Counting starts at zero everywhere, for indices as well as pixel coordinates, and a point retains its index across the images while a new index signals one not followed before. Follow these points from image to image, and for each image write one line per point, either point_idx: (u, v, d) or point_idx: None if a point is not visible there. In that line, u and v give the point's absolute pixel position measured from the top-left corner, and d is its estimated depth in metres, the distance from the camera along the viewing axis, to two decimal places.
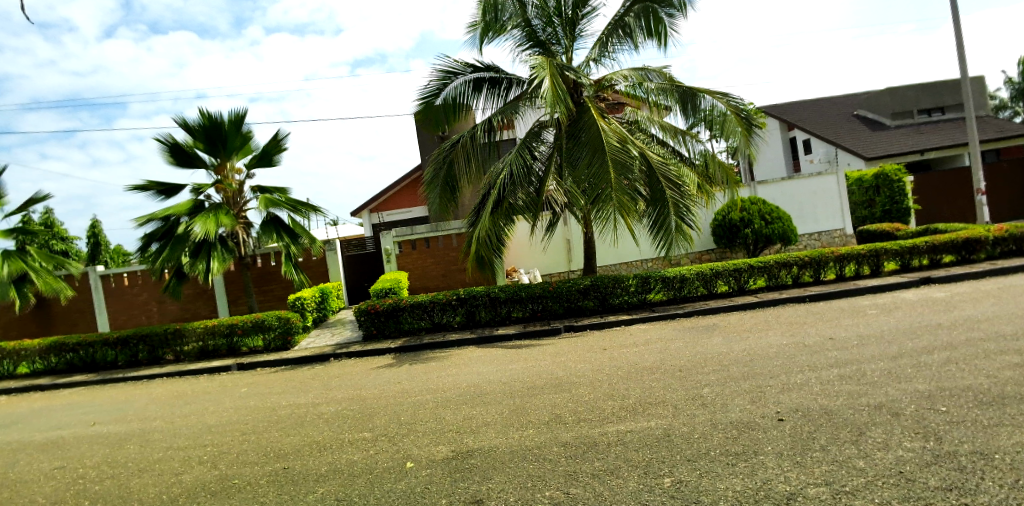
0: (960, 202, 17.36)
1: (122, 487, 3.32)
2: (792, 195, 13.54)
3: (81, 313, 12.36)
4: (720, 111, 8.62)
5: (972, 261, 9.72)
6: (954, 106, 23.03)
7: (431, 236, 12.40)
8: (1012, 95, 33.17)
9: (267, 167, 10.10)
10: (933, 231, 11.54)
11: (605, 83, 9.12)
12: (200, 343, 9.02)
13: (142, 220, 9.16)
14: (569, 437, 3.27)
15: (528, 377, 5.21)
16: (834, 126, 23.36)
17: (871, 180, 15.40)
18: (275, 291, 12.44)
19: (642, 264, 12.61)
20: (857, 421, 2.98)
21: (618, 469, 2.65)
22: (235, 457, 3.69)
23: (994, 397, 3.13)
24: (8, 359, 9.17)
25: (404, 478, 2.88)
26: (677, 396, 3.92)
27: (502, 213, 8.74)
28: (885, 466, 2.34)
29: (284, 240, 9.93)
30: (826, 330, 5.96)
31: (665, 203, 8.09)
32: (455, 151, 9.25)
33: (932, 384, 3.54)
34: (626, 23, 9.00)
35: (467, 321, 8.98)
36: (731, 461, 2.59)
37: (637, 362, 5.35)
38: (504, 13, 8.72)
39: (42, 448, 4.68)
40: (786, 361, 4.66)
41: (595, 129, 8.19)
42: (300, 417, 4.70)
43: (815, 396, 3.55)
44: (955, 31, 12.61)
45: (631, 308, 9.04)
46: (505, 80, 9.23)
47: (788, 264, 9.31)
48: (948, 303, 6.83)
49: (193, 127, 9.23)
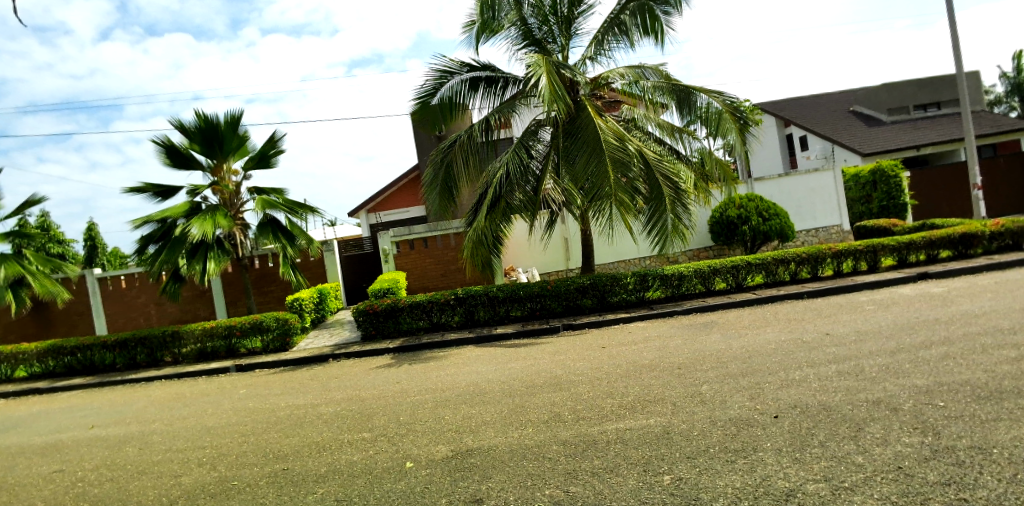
0: (957, 197, 17.41)
1: (121, 490, 3.31)
2: (789, 192, 13.57)
3: (78, 316, 12.33)
4: (716, 109, 8.60)
5: (969, 256, 9.74)
6: (951, 101, 23.10)
7: (429, 236, 12.38)
8: (1008, 90, 33.27)
9: (265, 168, 10.09)
10: (930, 226, 11.57)
11: (602, 81, 9.13)
12: (199, 345, 9.00)
13: (139, 222, 9.15)
14: (569, 435, 3.27)
15: (527, 376, 5.21)
16: (831, 122, 23.40)
17: (869, 176, 15.44)
18: (274, 292, 12.42)
19: (640, 262, 12.62)
20: (856, 416, 2.99)
21: (617, 467, 2.65)
22: (234, 459, 3.68)
23: (992, 392, 3.14)
24: (6, 362, 9.14)
25: (404, 478, 2.87)
26: (676, 394, 3.92)
27: (499, 212, 8.74)
28: (884, 461, 2.35)
29: (281, 241, 9.90)
30: (824, 326, 5.98)
31: (662, 200, 8.08)
32: (453, 150, 9.25)
33: (931, 379, 3.55)
34: (622, 21, 8.99)
35: (466, 321, 8.98)
36: (730, 458, 2.59)
37: (635, 360, 5.35)
38: (501, 11, 8.71)
39: (40, 451, 4.67)
40: (784, 357, 4.67)
41: (593, 128, 8.18)
42: (299, 418, 4.69)
43: (814, 392, 3.55)
44: (951, 26, 12.63)
45: (630, 306, 9.05)
46: (502, 79, 9.22)
47: (786, 260, 9.35)
48: (945, 298, 6.84)
49: (189, 128, 9.20)
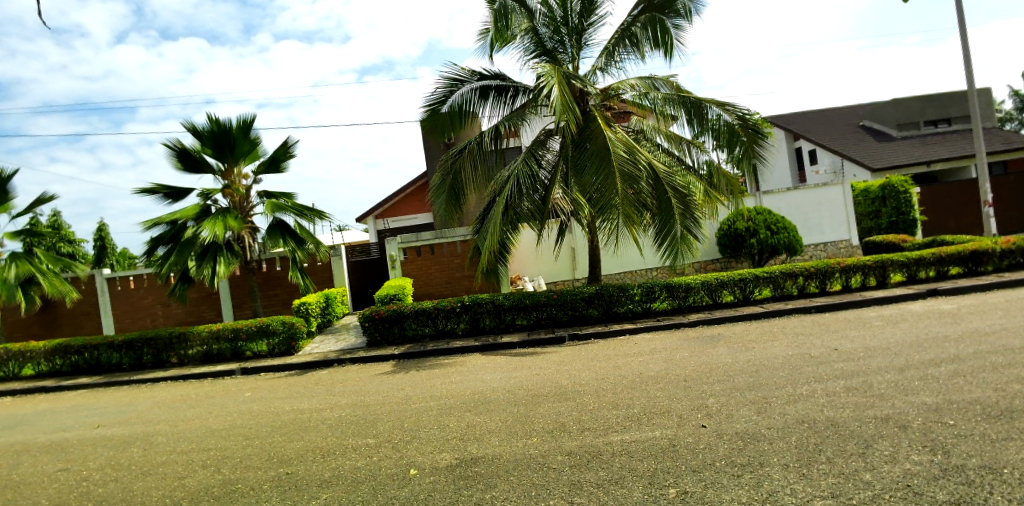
0: (968, 214, 17.28)
1: (126, 489, 3.34)
2: (797, 205, 13.53)
3: (86, 315, 12.45)
4: (725, 122, 8.64)
5: (979, 273, 9.67)
6: (961, 118, 23.06)
7: (436, 243, 12.41)
8: (1019, 107, 33.28)
9: (275, 173, 10.21)
10: (940, 242, 11.51)
11: (611, 92, 9.27)
12: (204, 348, 9.04)
13: (149, 224, 9.26)
14: (573, 446, 3.26)
15: (531, 386, 5.19)
16: (840, 137, 23.38)
17: (877, 191, 15.34)
18: (280, 295, 12.49)
19: (646, 274, 12.59)
20: (864, 433, 2.97)
21: (623, 479, 2.64)
22: (239, 462, 3.70)
23: (1002, 411, 3.12)
24: (14, 360, 9.23)
25: (408, 484, 2.88)
26: (681, 406, 3.91)
27: (508, 221, 8.77)
28: (893, 479, 2.33)
29: (291, 244, 9.98)
30: (831, 341, 5.92)
31: (671, 213, 8.09)
32: (462, 158, 9.28)
33: (940, 397, 3.52)
34: (633, 33, 9.03)
35: (471, 329, 8.98)
36: (737, 472, 2.58)
37: (641, 372, 5.32)
38: (513, 22, 8.80)
39: (45, 450, 4.70)
40: (791, 372, 4.63)
41: (602, 139, 8.20)
42: (302, 423, 4.70)
43: (820, 408, 3.53)
44: (962, 42, 12.63)
45: (636, 317, 9.03)
46: (512, 88, 9.32)
47: (793, 274, 9.29)
48: (955, 315, 6.78)
49: (202, 131, 9.35)
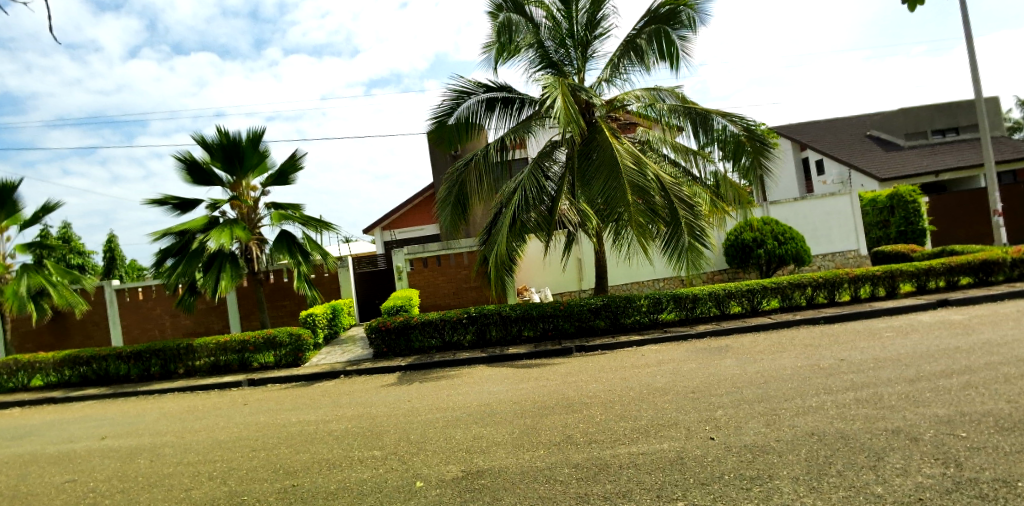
0: (978, 224, 17.14)
1: (133, 501, 3.36)
2: (804, 216, 13.48)
3: (95, 325, 12.56)
4: (732, 133, 8.62)
5: (990, 283, 9.55)
6: (969, 127, 23.08)
7: (442, 254, 12.43)
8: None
9: (283, 185, 10.31)
10: (949, 253, 11.40)
11: (617, 103, 9.29)
12: (212, 359, 9.08)
13: (158, 235, 9.36)
14: (581, 458, 3.24)
15: (537, 398, 5.16)
16: (848, 147, 23.28)
17: (886, 200, 15.20)
18: (288, 307, 12.58)
19: (654, 284, 12.58)
20: (875, 445, 2.93)
21: (631, 492, 2.62)
22: (245, 474, 3.70)
23: (1015, 423, 3.07)
24: (24, 371, 9.31)
25: (415, 497, 2.87)
26: (689, 419, 3.87)
27: (515, 233, 8.77)
28: (904, 492, 2.30)
29: (296, 257, 10.02)
30: (841, 352, 5.87)
31: (678, 224, 8.07)
32: (468, 169, 9.35)
33: (952, 408, 3.48)
34: (638, 45, 9.11)
35: (478, 340, 8.96)
36: (746, 485, 2.56)
37: (648, 383, 5.30)
38: (519, 34, 8.89)
39: (53, 460, 4.76)
40: (801, 384, 4.58)
41: (609, 150, 8.23)
42: (309, 434, 4.70)
43: (831, 420, 3.49)
44: (971, 53, 12.58)
45: (642, 328, 8.99)
46: (518, 100, 9.40)
47: (801, 285, 9.24)
48: (967, 326, 6.71)
49: (212, 143, 9.49)
